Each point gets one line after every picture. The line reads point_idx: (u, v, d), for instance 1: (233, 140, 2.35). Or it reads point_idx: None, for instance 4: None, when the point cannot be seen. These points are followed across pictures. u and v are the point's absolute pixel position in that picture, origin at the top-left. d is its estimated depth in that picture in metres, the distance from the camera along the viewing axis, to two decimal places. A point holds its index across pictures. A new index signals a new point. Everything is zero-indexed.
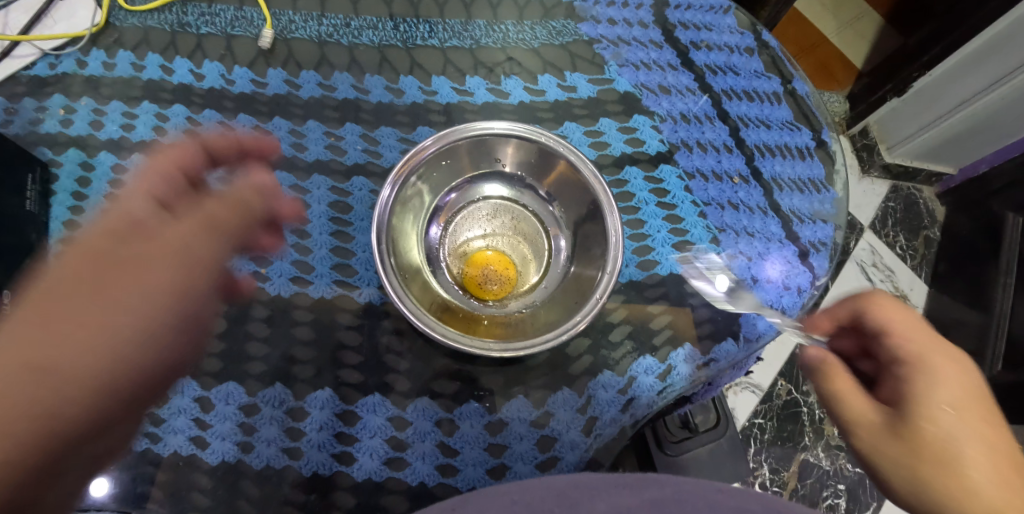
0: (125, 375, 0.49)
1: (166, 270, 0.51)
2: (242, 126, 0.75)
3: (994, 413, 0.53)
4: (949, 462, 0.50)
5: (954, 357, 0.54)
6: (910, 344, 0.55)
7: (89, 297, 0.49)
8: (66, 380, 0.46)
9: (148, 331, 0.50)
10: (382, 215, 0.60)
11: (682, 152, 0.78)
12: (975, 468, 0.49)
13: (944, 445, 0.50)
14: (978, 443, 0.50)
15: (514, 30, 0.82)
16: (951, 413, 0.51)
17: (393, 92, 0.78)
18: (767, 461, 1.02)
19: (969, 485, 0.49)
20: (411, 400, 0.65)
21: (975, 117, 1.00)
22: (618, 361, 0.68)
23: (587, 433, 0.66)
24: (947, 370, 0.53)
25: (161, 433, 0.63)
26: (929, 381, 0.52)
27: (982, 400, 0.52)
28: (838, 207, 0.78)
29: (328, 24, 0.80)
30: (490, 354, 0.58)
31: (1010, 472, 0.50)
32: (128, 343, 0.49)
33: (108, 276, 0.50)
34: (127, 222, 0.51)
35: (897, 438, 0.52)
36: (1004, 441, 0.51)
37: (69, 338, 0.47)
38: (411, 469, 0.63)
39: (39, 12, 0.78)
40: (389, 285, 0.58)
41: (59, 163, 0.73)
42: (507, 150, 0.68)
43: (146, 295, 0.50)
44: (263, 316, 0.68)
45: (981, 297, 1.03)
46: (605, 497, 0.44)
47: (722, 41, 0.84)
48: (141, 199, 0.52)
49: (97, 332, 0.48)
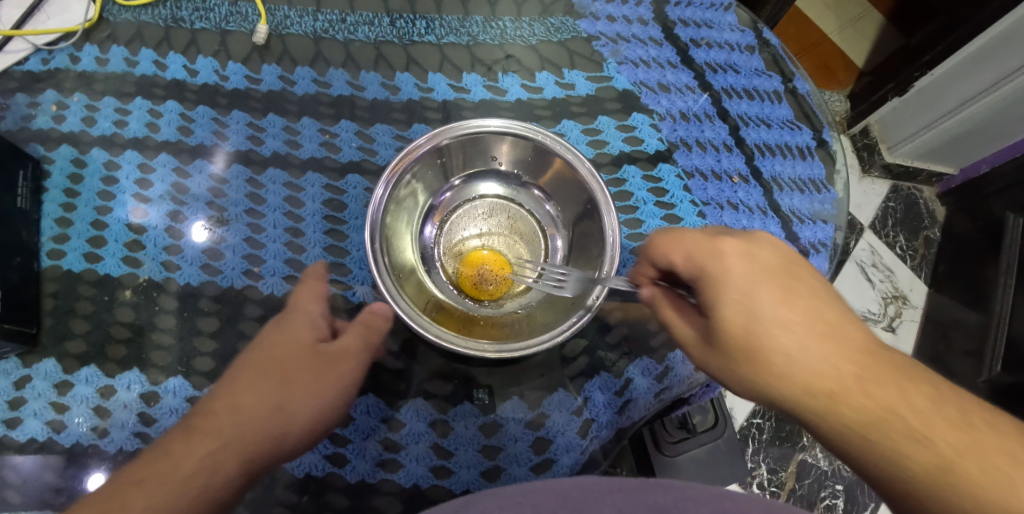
0: (286, 438, 0.53)
1: (328, 355, 0.56)
2: (236, 123, 0.74)
3: (799, 277, 0.52)
4: (758, 352, 0.50)
5: (735, 250, 0.52)
6: (678, 255, 0.54)
7: (274, 374, 0.54)
8: (244, 445, 0.52)
9: (315, 404, 0.55)
10: (376, 213, 0.59)
11: (681, 150, 0.77)
12: (786, 347, 0.49)
13: (746, 334, 0.51)
14: (779, 323, 0.50)
15: (512, 26, 0.81)
16: (743, 306, 0.51)
17: (389, 89, 0.77)
18: (764, 461, 1.01)
19: (789, 367, 0.49)
20: (405, 401, 0.65)
21: (975, 118, 1.00)
22: (615, 362, 0.68)
23: (582, 435, 0.65)
24: (714, 264, 0.52)
25: (153, 433, 0.63)
26: (714, 279, 0.52)
27: (773, 275, 0.51)
28: (838, 207, 0.77)
29: (324, 19, 0.79)
30: (485, 355, 0.57)
31: (825, 333, 0.49)
32: (298, 416, 0.54)
33: (286, 357, 0.55)
34: (304, 322, 0.57)
35: (713, 345, 0.53)
36: (808, 305, 0.50)
37: (256, 405, 0.53)
38: (405, 471, 0.62)
39: (30, 6, 0.76)
40: (382, 285, 0.57)
41: (51, 160, 0.72)
42: (502, 148, 0.68)
43: (314, 374, 0.55)
44: (256, 316, 0.67)
45: (981, 298, 1.02)
46: (610, 499, 0.43)
47: (722, 39, 0.83)
48: (293, 346, 0.56)
49: (276, 404, 0.53)
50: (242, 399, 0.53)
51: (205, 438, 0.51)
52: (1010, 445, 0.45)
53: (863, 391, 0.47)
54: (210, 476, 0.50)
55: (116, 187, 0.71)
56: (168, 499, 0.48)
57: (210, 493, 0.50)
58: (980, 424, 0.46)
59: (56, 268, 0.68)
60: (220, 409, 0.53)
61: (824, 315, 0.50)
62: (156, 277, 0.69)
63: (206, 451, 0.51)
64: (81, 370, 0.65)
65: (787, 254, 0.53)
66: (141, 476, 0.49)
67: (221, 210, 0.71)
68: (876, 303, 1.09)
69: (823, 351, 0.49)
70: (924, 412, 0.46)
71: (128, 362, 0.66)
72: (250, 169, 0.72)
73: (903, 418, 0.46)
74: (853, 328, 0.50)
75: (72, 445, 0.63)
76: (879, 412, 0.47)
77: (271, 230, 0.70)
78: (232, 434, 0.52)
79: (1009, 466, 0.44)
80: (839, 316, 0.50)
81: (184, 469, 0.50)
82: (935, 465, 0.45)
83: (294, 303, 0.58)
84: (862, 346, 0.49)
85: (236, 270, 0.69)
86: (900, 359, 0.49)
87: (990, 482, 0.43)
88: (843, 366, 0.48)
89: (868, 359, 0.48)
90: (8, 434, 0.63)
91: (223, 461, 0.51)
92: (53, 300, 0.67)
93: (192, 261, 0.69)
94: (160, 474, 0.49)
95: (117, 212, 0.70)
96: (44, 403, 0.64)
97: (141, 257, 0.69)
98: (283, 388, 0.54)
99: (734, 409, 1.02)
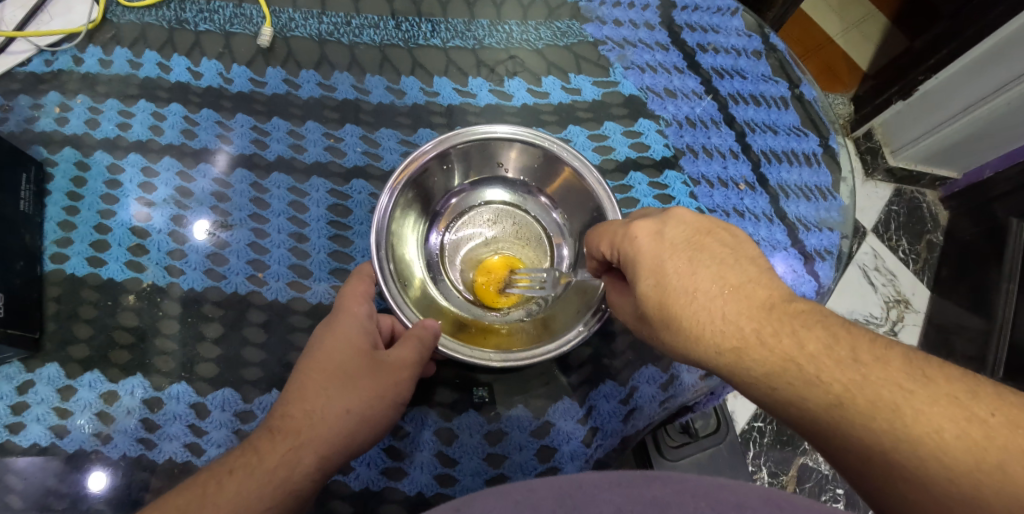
0: (356, 435, 0.55)
1: (384, 358, 0.57)
2: (240, 126, 0.73)
3: (706, 244, 0.50)
4: (672, 321, 0.49)
5: (646, 230, 0.51)
6: (602, 243, 0.55)
7: (338, 379, 0.55)
8: (321, 442, 0.53)
9: (380, 403, 0.56)
10: (382, 220, 0.58)
11: (688, 157, 0.77)
12: (697, 312, 0.48)
13: (661, 307, 0.50)
14: (684, 290, 0.49)
15: (518, 30, 0.81)
16: (655, 282, 0.50)
17: (394, 93, 0.76)
18: (765, 465, 1.00)
19: (699, 328, 0.48)
20: (410, 409, 0.64)
21: (977, 124, 0.99)
22: (619, 371, 0.67)
23: (587, 444, 0.65)
24: (628, 246, 0.52)
25: (156, 439, 0.63)
26: (631, 261, 0.52)
27: (683, 247, 0.50)
28: (844, 215, 0.77)
29: (329, 22, 0.79)
30: (490, 364, 0.57)
31: (729, 291, 0.48)
32: (366, 414, 0.55)
33: (348, 360, 0.56)
34: (356, 326, 0.58)
35: (642, 322, 0.53)
36: (714, 269, 0.49)
37: (327, 406, 0.54)
38: (409, 479, 0.62)
39: (34, 7, 0.76)
40: (387, 292, 0.57)
41: (54, 162, 0.72)
42: (509, 155, 0.67)
43: (376, 375, 0.56)
44: (260, 321, 0.67)
45: (984, 303, 1.02)
46: (608, 496, 0.39)
47: (729, 44, 0.83)
48: (346, 348, 0.57)
49: (344, 405, 0.55)
50: (312, 399, 0.55)
51: (285, 436, 0.53)
52: (900, 377, 0.42)
53: (761, 342, 0.46)
54: (291, 471, 0.52)
55: (119, 190, 0.71)
56: (253, 494, 0.50)
57: (292, 488, 0.52)
58: (872, 360, 0.43)
59: (59, 272, 0.68)
60: (292, 409, 0.54)
61: (730, 276, 0.48)
62: (160, 282, 0.68)
63: (286, 448, 0.52)
64: (84, 375, 0.65)
65: (699, 222, 0.52)
66: (229, 468, 0.51)
67: (225, 214, 0.70)
68: (878, 307, 1.09)
69: (726, 310, 0.47)
70: (818, 356, 0.44)
71: (131, 368, 0.65)
72: (254, 174, 0.72)
73: (800, 366, 0.44)
74: (758, 284, 0.48)
75: (75, 450, 0.63)
76: (778, 363, 0.45)
77: (275, 235, 0.70)
78: (309, 432, 0.53)
79: (899, 398, 0.41)
80: (745, 274, 0.48)
81: (267, 463, 0.52)
82: (829, 405, 0.43)
83: (341, 306, 0.59)
84: (766, 300, 0.47)
85: (240, 275, 0.68)
86: (803, 305, 0.47)
87: (880, 415, 0.41)
88: (745, 323, 0.46)
89: (770, 313, 0.46)
90: (11, 438, 0.63)
91: (302, 458, 0.52)
92: (56, 304, 0.67)
93: (195, 265, 0.69)
94: (246, 463, 0.51)
95: (121, 216, 0.70)
96: (46, 408, 0.63)
97: (144, 261, 0.69)
98: (348, 389, 0.55)
99: (735, 412, 1.01)
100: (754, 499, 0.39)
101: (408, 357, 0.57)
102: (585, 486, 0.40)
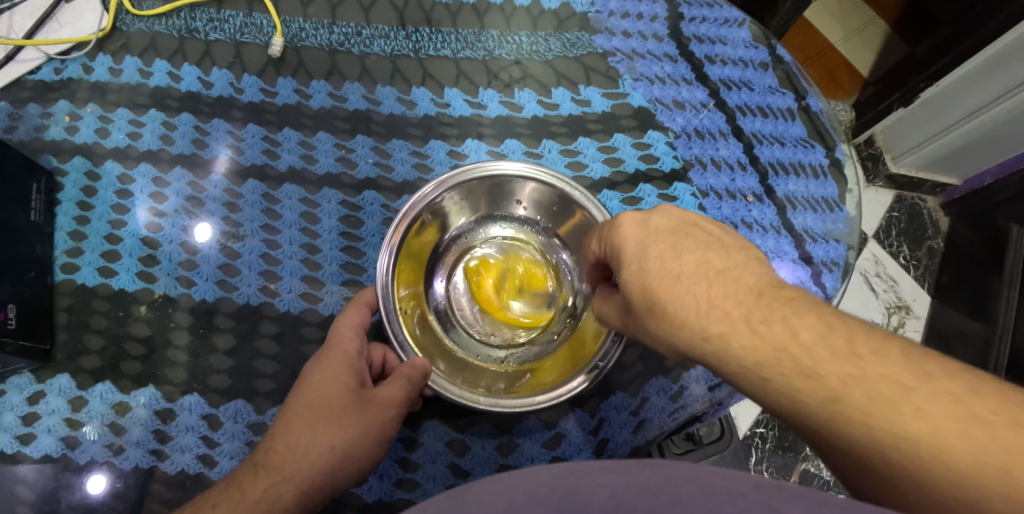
0: (339, 472, 0.54)
1: (372, 396, 0.56)
2: (251, 137, 0.74)
3: (689, 234, 0.49)
4: (655, 307, 0.46)
5: (633, 220, 0.50)
6: (597, 245, 0.54)
7: (323, 415, 0.54)
8: (302, 477, 0.53)
9: (364, 440, 0.55)
10: (385, 265, 0.59)
11: (696, 169, 0.78)
12: (680, 296, 0.45)
13: (645, 296, 0.47)
14: (667, 274, 0.46)
15: (528, 41, 0.81)
16: (639, 267, 0.48)
17: (404, 104, 0.77)
18: (768, 470, 1.00)
19: (685, 312, 0.45)
20: (423, 421, 0.65)
21: (978, 131, 0.99)
22: (630, 382, 0.68)
23: (597, 454, 0.65)
24: (614, 234, 0.51)
25: (168, 451, 0.63)
26: (617, 249, 0.50)
27: (667, 234, 0.49)
28: (851, 226, 0.77)
29: (339, 32, 0.79)
30: (477, 405, 0.57)
31: (714, 276, 0.45)
32: (350, 452, 0.54)
33: (334, 396, 0.55)
34: (346, 362, 0.57)
35: (627, 315, 0.51)
36: (698, 254, 0.47)
37: (309, 442, 0.53)
38: (421, 490, 0.63)
39: (43, 15, 0.76)
40: (390, 331, 0.58)
41: (64, 172, 0.72)
42: (522, 192, 0.68)
43: (362, 413, 0.55)
44: (272, 333, 0.68)
45: (985, 309, 1.03)
46: (601, 480, 0.35)
47: (736, 56, 0.83)
48: (332, 384, 0.56)
49: (326, 442, 0.53)
50: (296, 435, 0.54)
51: (267, 471, 0.53)
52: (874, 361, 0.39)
53: (750, 328, 0.43)
54: (273, 505, 0.51)
55: (130, 201, 0.71)
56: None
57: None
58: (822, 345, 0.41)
59: (70, 282, 0.68)
60: (276, 444, 0.54)
61: (715, 262, 0.46)
62: (171, 293, 0.68)
63: (267, 483, 0.52)
64: (95, 386, 0.65)
65: (684, 215, 0.51)
66: (212, 502, 0.52)
67: (236, 225, 0.71)
68: (880, 313, 1.09)
69: (711, 293, 0.44)
70: (812, 345, 0.41)
71: (142, 379, 0.65)
72: (266, 185, 0.72)
73: (799, 353, 0.41)
74: (745, 269, 0.46)
75: (86, 461, 0.63)
76: (769, 351, 0.42)
77: (287, 246, 0.70)
78: (291, 467, 0.53)
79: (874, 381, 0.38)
80: (727, 260, 0.46)
81: (250, 496, 0.52)
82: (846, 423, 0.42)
83: (333, 340, 0.59)
84: (754, 284, 0.44)
85: (252, 287, 0.69)
86: (793, 293, 0.44)
87: (887, 402, 0.38)
88: (732, 306, 0.44)
89: (758, 298, 0.44)
90: (21, 449, 0.63)
91: (283, 493, 0.52)
92: (67, 315, 0.67)
93: (207, 276, 0.69)
94: (229, 499, 0.52)
95: (132, 225, 0.70)
96: (57, 418, 0.64)
97: (156, 272, 0.69)
98: (332, 425, 0.54)
99: (738, 418, 1.01)
100: (760, 492, 0.35)
101: (396, 395, 0.56)
102: (590, 471, 0.36)
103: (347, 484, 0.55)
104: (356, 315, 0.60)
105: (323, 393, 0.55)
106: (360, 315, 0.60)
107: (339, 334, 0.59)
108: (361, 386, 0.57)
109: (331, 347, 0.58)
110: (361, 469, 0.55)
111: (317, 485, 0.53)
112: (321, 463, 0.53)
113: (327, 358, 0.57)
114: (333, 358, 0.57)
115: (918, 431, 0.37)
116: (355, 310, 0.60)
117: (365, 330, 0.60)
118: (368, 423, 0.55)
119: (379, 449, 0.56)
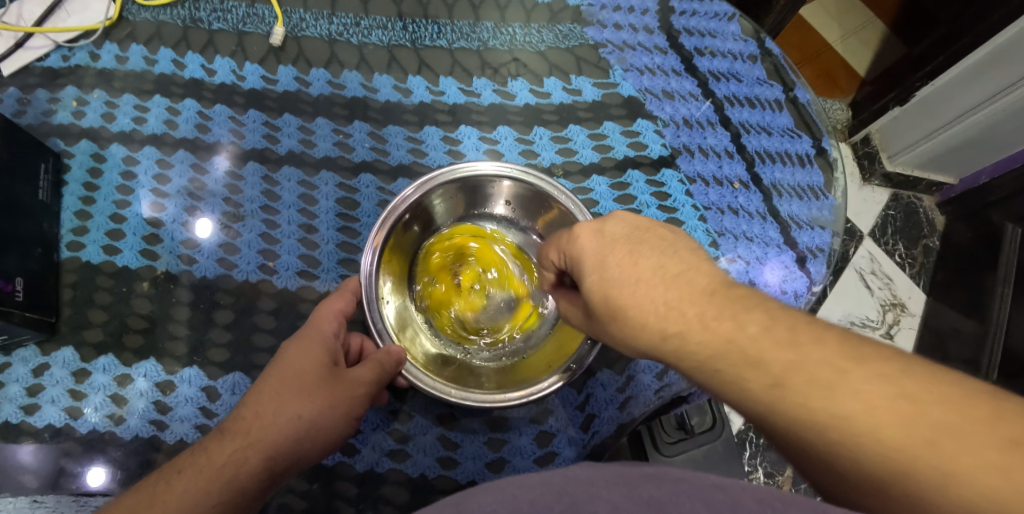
0: (304, 443, 0.55)
1: (342, 375, 0.58)
2: (251, 122, 0.76)
3: (650, 235, 0.50)
4: (618, 313, 0.48)
5: (589, 231, 0.51)
6: (554, 254, 0.54)
7: (295, 386, 0.56)
8: (269, 444, 0.54)
9: (333, 413, 0.56)
10: (369, 262, 0.61)
11: (684, 156, 0.80)
12: (639, 302, 0.47)
13: (608, 307, 0.49)
14: (626, 281, 0.48)
15: (522, 32, 0.83)
16: (599, 276, 0.49)
17: (401, 91, 0.79)
18: (761, 465, 1.00)
19: None
20: (415, 396, 0.67)
21: (973, 130, 1.00)
22: (617, 361, 0.70)
23: (584, 430, 0.68)
24: (571, 245, 0.51)
25: (168, 421, 0.65)
26: (578, 255, 0.51)
27: (623, 241, 0.50)
28: (836, 214, 0.79)
29: (338, 23, 0.81)
30: (448, 397, 0.60)
31: (668, 280, 0.47)
32: (318, 423, 0.56)
33: (308, 369, 0.57)
34: (320, 342, 0.58)
35: (591, 318, 0.53)
36: (654, 260, 0.48)
37: (277, 410, 0.55)
38: (413, 461, 0.65)
39: (51, 4, 0.78)
40: (369, 319, 0.60)
41: (71, 154, 0.74)
42: (501, 190, 0.70)
43: (333, 386, 0.57)
44: (270, 309, 0.70)
45: (979, 306, 1.04)
46: None
47: (725, 48, 0.85)
48: (305, 357, 0.57)
49: (295, 411, 0.55)
50: (265, 403, 0.55)
51: (234, 436, 0.54)
52: (844, 352, 0.41)
53: (704, 326, 0.44)
54: (238, 469, 0.52)
55: (134, 182, 0.73)
56: (200, 490, 0.51)
57: (238, 486, 0.52)
58: (809, 339, 0.42)
59: (75, 259, 0.70)
60: (244, 411, 0.55)
61: (670, 266, 0.48)
62: (173, 270, 0.71)
63: (234, 447, 0.53)
64: (98, 359, 0.67)
65: (639, 221, 0.51)
66: (178, 468, 0.52)
67: (237, 206, 0.73)
68: (875, 310, 1.10)
69: (667, 298, 0.46)
70: (758, 337, 0.42)
71: (144, 352, 0.68)
72: (266, 167, 0.74)
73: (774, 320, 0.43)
74: (697, 272, 0.47)
75: (88, 431, 0.65)
76: (720, 345, 0.43)
77: (285, 226, 0.72)
78: (257, 434, 0.54)
79: (844, 371, 0.40)
80: (702, 258, 0.48)
81: (215, 462, 0.52)
82: None
83: (312, 323, 0.60)
84: (706, 287, 0.46)
85: (250, 265, 0.71)
86: (742, 291, 0.46)
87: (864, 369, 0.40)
88: (686, 307, 0.45)
89: (711, 298, 0.45)
90: (26, 419, 0.65)
91: (249, 457, 0.53)
92: (72, 290, 0.70)
93: (207, 255, 0.71)
94: (194, 465, 0.52)
95: (135, 207, 0.73)
96: (61, 389, 0.66)
97: (158, 250, 0.71)
98: (302, 395, 0.56)
99: (732, 412, 1.02)
100: None
101: (368, 375, 0.58)
102: None
103: (309, 457, 0.56)
104: (334, 306, 0.62)
105: (296, 366, 0.57)
106: (338, 305, 0.62)
107: (321, 317, 0.61)
108: (334, 364, 0.58)
109: (311, 325, 0.60)
110: (325, 443, 0.56)
111: (279, 453, 0.54)
112: (286, 429, 0.54)
113: (304, 334, 0.59)
114: (310, 335, 0.59)
115: (881, 401, 0.39)
116: (335, 301, 0.62)
117: (343, 321, 0.62)
118: (337, 397, 0.57)
119: (342, 425, 0.57)
